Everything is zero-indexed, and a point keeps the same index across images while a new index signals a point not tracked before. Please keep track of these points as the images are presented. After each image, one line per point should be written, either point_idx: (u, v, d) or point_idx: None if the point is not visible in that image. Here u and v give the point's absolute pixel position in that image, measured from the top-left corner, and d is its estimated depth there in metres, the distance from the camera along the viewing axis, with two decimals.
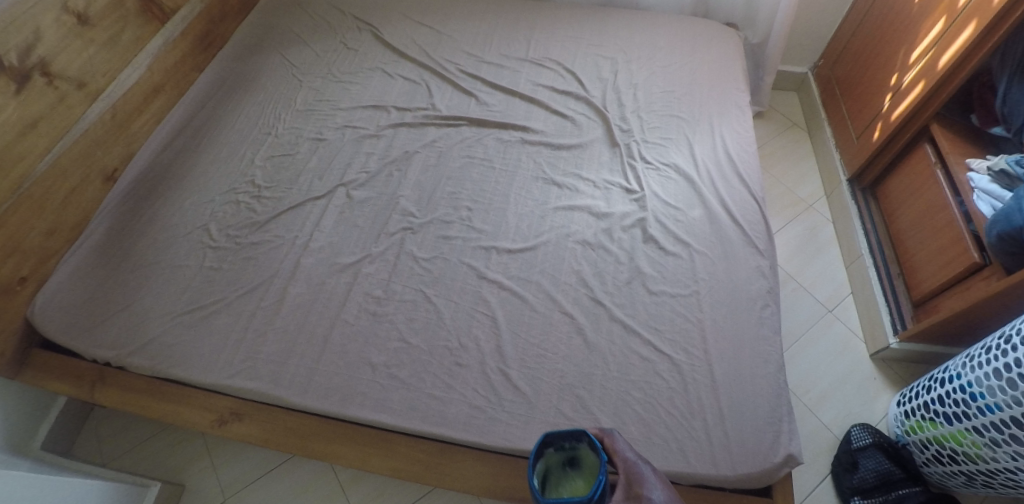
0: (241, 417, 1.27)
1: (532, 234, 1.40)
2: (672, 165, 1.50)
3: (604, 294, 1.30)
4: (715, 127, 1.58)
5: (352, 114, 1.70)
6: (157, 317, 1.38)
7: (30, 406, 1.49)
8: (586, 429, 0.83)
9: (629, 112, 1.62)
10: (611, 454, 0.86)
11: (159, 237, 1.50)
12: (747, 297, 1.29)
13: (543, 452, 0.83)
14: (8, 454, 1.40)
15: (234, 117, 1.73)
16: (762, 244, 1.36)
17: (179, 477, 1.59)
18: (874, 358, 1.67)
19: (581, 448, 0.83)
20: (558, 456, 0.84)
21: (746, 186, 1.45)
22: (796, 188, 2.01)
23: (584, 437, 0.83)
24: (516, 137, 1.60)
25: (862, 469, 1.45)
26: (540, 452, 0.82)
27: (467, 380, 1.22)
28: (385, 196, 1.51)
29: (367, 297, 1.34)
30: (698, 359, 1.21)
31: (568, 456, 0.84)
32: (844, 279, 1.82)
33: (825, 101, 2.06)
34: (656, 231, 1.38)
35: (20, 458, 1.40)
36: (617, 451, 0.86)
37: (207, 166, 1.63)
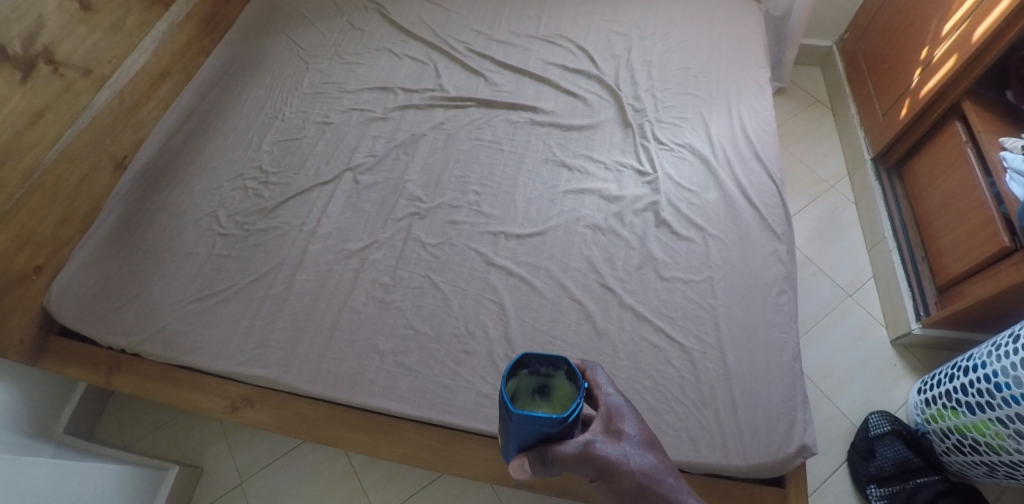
0: (253, 404, 1.27)
1: (541, 218, 1.37)
2: (686, 146, 1.46)
3: (614, 280, 1.27)
4: (733, 105, 1.53)
5: (359, 96, 1.67)
6: (169, 305, 1.39)
7: (52, 391, 1.52)
8: (567, 358, 0.77)
9: (642, 91, 1.57)
10: (590, 386, 0.86)
11: (170, 224, 1.51)
12: (762, 283, 1.25)
13: (517, 373, 0.76)
14: (32, 438, 1.43)
15: (242, 101, 1.72)
16: (779, 228, 1.32)
17: (197, 460, 1.62)
18: (895, 344, 1.63)
19: (556, 377, 0.77)
20: (529, 380, 0.77)
21: (763, 167, 1.40)
22: (817, 167, 1.94)
23: (564, 365, 0.76)
24: (525, 118, 1.56)
25: (880, 457, 1.42)
26: (514, 371, 0.76)
27: (475, 367, 1.21)
28: (392, 180, 1.49)
29: (374, 283, 1.33)
30: (710, 347, 1.18)
31: (540, 383, 0.77)
32: (865, 261, 1.76)
33: (850, 76, 1.98)
34: (669, 214, 1.34)
35: (43, 442, 1.44)
36: (597, 383, 0.86)
37: (216, 152, 1.62)
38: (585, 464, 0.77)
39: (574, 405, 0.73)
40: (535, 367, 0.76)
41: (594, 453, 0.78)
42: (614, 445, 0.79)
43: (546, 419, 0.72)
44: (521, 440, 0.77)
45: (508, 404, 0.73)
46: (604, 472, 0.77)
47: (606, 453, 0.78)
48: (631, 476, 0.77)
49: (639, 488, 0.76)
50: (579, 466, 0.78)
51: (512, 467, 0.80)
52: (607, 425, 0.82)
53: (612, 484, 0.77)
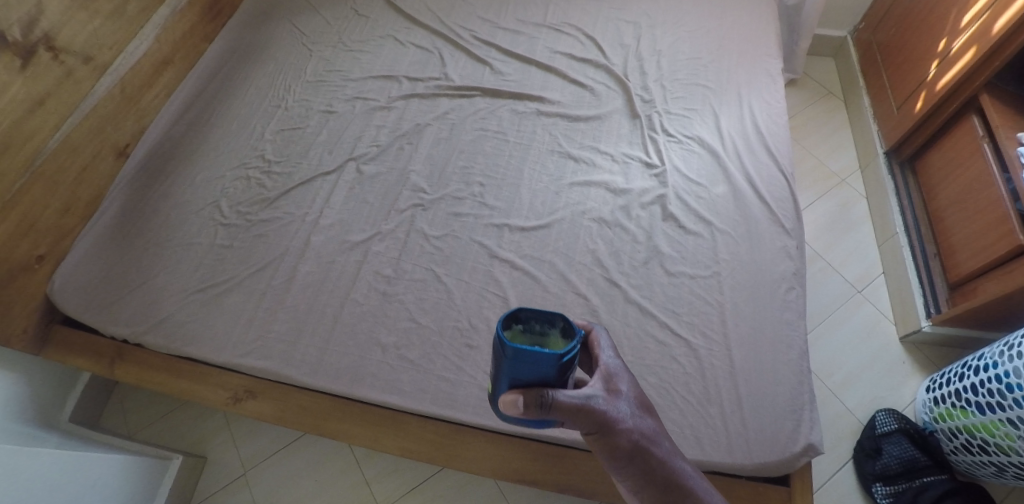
0: (255, 395, 1.27)
1: (546, 211, 1.35)
2: (695, 138, 1.43)
3: (619, 275, 1.25)
4: (744, 97, 1.50)
5: (363, 85, 1.65)
6: (171, 296, 1.38)
7: (56, 380, 1.52)
8: (563, 315, 0.75)
9: (651, 81, 1.54)
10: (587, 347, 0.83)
11: (172, 214, 1.50)
12: (771, 279, 1.23)
13: (510, 326, 0.74)
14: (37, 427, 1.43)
15: (245, 89, 1.70)
16: (789, 223, 1.29)
17: (200, 450, 1.62)
18: (904, 341, 1.61)
19: (550, 335, 0.74)
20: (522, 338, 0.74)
21: (773, 161, 1.38)
22: (828, 161, 1.91)
23: (559, 321, 0.74)
24: (531, 109, 1.53)
25: (886, 456, 1.41)
26: (508, 324, 0.74)
27: (477, 362, 1.19)
28: (395, 171, 1.47)
29: (377, 276, 1.32)
30: (717, 344, 1.17)
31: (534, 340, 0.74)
32: (876, 257, 1.74)
33: (864, 67, 1.94)
34: (676, 208, 1.32)
35: (48, 431, 1.44)
36: (597, 342, 0.83)
37: (218, 141, 1.61)
38: (586, 418, 0.73)
39: (573, 346, 0.71)
40: (527, 323, 0.74)
41: (597, 408, 0.74)
42: (615, 403, 0.75)
43: (541, 354, 0.70)
44: (515, 380, 0.73)
45: (504, 341, 0.71)
46: (604, 428, 0.74)
47: (609, 410, 0.74)
48: (631, 436, 0.74)
49: (636, 449, 0.74)
50: (580, 418, 0.73)
51: (505, 401, 0.73)
52: (606, 384, 0.78)
53: (609, 442, 0.74)
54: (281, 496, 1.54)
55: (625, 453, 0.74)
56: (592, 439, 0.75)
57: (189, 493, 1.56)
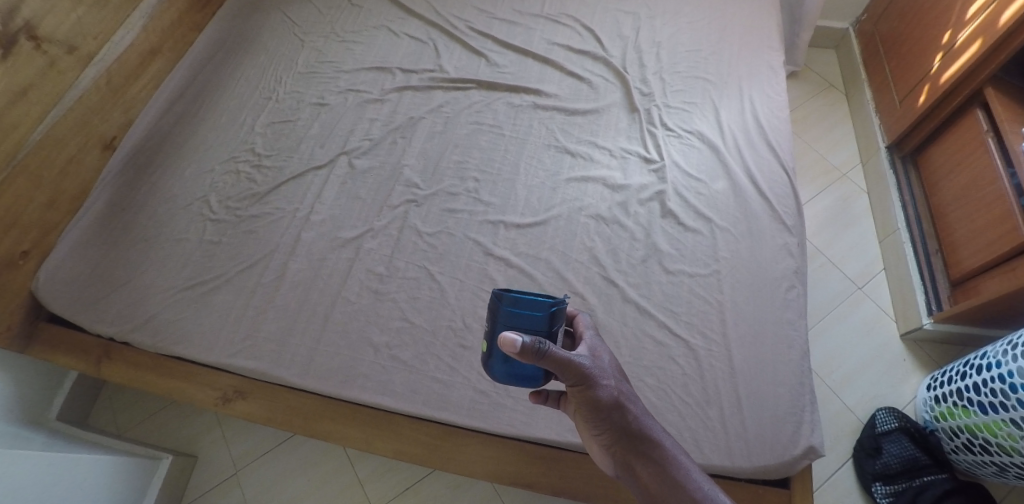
0: (244, 395, 1.24)
1: (542, 207, 1.32)
2: (695, 133, 1.40)
3: (617, 273, 1.22)
4: (745, 91, 1.47)
5: (356, 76, 1.61)
6: (158, 293, 1.35)
7: (44, 379, 1.49)
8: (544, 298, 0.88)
9: (650, 74, 1.51)
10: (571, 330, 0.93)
11: (160, 209, 1.47)
12: (771, 278, 1.20)
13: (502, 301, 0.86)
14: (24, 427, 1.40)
15: (235, 81, 1.66)
16: (790, 220, 1.27)
17: (192, 449, 1.60)
18: (904, 339, 1.59)
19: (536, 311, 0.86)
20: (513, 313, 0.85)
21: (774, 156, 1.35)
22: (829, 155, 1.88)
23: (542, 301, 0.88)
24: (528, 102, 1.50)
25: (886, 455, 1.39)
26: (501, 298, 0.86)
27: (471, 363, 1.17)
28: (388, 165, 1.44)
29: (368, 274, 1.29)
30: (716, 345, 1.14)
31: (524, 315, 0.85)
32: (876, 254, 1.71)
33: (866, 60, 1.91)
34: (675, 204, 1.29)
35: (35, 431, 1.41)
36: (579, 321, 0.93)
37: (207, 135, 1.57)
38: (574, 372, 0.82)
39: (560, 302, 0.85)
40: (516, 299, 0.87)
41: (584, 363, 0.83)
42: (598, 364, 0.85)
43: (535, 300, 0.83)
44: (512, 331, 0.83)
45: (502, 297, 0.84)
46: (588, 382, 0.83)
47: (594, 367, 0.83)
48: (611, 391, 0.84)
49: (613, 403, 0.84)
50: (568, 371, 0.82)
51: (504, 337, 0.75)
52: (589, 350, 0.88)
53: (590, 394, 0.83)
54: (273, 496, 1.52)
55: (604, 405, 0.84)
56: (576, 391, 0.84)
57: (179, 493, 1.54)
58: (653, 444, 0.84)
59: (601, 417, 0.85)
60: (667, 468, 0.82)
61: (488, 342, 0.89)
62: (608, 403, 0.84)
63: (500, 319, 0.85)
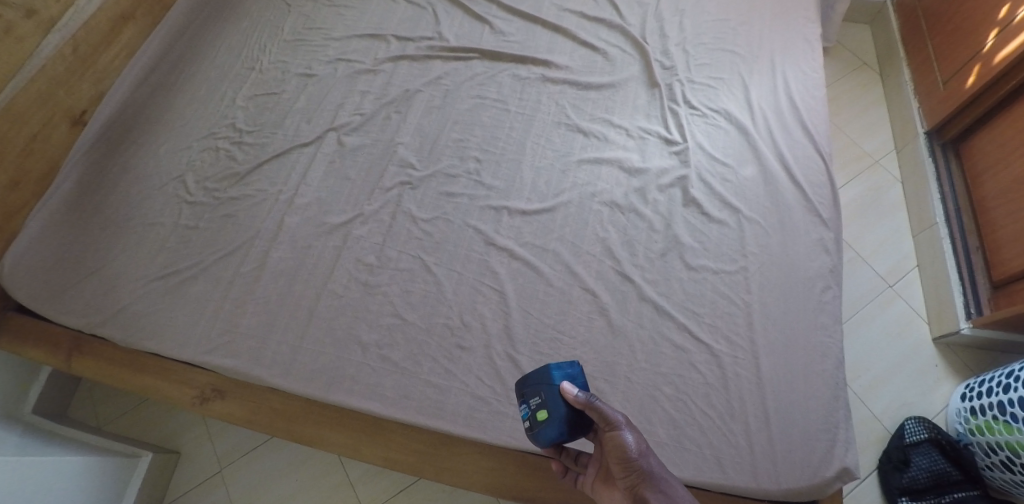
0: (223, 395, 1.14)
1: (551, 193, 1.19)
2: (722, 112, 1.27)
3: (633, 268, 1.10)
4: (777, 67, 1.33)
5: (347, 45, 1.47)
6: (130, 282, 1.24)
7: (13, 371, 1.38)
8: None
9: (672, 45, 1.37)
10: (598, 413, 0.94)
11: (133, 190, 1.35)
12: (805, 277, 1.08)
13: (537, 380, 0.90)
14: None
15: (217, 49, 1.53)
16: (826, 213, 1.14)
17: (174, 444, 1.51)
18: (937, 342, 1.47)
19: None
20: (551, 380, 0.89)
21: (809, 140, 1.22)
22: (861, 140, 1.74)
23: None
24: (536, 74, 1.36)
25: (914, 468, 1.28)
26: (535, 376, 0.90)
27: (469, 366, 1.05)
28: (381, 143, 1.31)
29: (358, 264, 1.17)
30: (743, 351, 1.02)
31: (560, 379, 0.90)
32: (910, 249, 1.58)
33: (906, 37, 1.76)
34: (699, 192, 1.16)
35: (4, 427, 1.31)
36: None
37: (186, 108, 1.45)
38: (610, 420, 0.80)
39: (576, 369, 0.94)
40: None
41: (617, 410, 0.81)
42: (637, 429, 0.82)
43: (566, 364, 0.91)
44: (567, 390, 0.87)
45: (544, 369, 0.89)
46: (618, 427, 0.79)
47: (628, 416, 0.80)
48: (639, 440, 0.78)
49: (639, 455, 0.77)
50: (600, 413, 0.81)
51: (564, 385, 0.85)
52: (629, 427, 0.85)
53: (618, 442, 0.78)
54: (259, 495, 1.44)
55: (629, 452, 0.78)
56: (605, 437, 0.80)
57: (161, 491, 1.45)
58: (677, 501, 0.74)
59: (625, 470, 0.78)
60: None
61: (548, 406, 0.86)
62: (635, 452, 0.78)
63: (548, 386, 0.87)
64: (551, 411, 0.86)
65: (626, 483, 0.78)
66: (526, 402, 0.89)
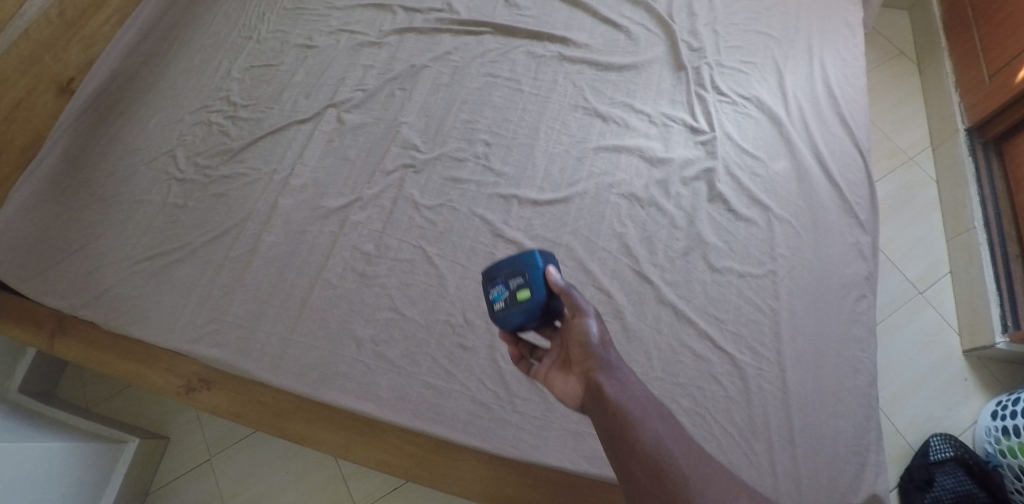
0: (210, 386, 1.07)
1: (565, 182, 1.11)
2: (753, 99, 1.18)
3: (652, 268, 1.01)
4: (814, 51, 1.23)
5: (351, 14, 1.38)
6: (115, 263, 1.17)
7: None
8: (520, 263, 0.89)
9: (701, 25, 1.27)
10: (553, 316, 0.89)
11: (120, 164, 1.27)
12: (838, 285, 1.00)
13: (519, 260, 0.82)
14: None
15: (214, 16, 1.44)
16: (863, 215, 1.06)
17: (164, 430, 1.45)
18: (969, 355, 1.38)
19: None
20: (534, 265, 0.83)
21: (848, 133, 1.13)
22: (894, 136, 1.64)
23: None
24: (552, 52, 1.26)
25: (938, 488, 1.20)
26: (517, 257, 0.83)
27: (472, 368, 0.98)
28: (384, 122, 1.23)
29: (355, 252, 1.09)
30: (768, 363, 0.94)
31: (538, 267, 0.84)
32: (942, 254, 1.48)
33: (949, 25, 1.64)
34: (726, 187, 1.08)
35: None
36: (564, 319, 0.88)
37: (180, 78, 1.36)
38: (579, 307, 0.77)
39: None
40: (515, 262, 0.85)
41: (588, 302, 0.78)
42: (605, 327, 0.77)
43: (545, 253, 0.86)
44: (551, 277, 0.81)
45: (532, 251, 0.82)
46: (585, 315, 0.76)
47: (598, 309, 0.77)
48: (603, 330, 0.74)
49: (600, 343, 0.73)
50: (570, 299, 0.77)
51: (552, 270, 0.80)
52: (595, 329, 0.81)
53: (581, 329, 0.75)
54: (250, 487, 1.38)
55: (590, 339, 0.74)
56: (570, 324, 0.77)
57: (147, 478, 1.40)
58: (631, 389, 0.69)
59: (582, 356, 0.73)
60: (640, 408, 0.67)
61: (532, 288, 0.80)
62: (596, 339, 0.74)
63: (533, 269, 0.81)
64: (532, 292, 0.80)
65: (580, 370, 0.73)
66: (503, 281, 0.82)
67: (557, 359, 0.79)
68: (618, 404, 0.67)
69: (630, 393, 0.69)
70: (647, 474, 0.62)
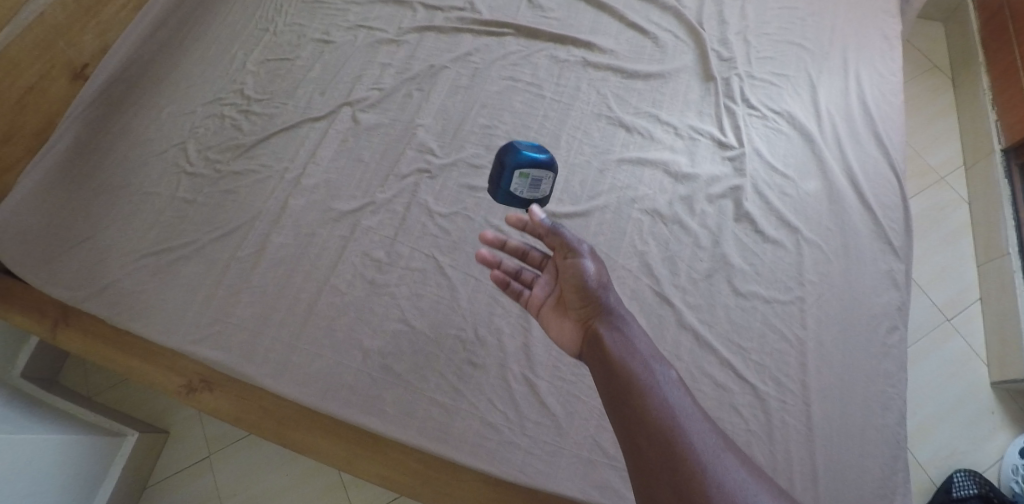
0: (212, 388, 1.04)
1: (586, 194, 1.06)
2: (785, 114, 1.13)
3: (673, 289, 0.98)
4: (850, 65, 1.18)
5: (369, 10, 1.34)
6: (121, 257, 1.14)
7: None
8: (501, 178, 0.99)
9: (732, 34, 1.22)
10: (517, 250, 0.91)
11: (131, 155, 1.24)
12: (868, 315, 0.96)
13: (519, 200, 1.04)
14: None
15: (230, 6, 1.41)
16: (898, 241, 1.01)
17: (163, 423, 1.43)
18: (996, 387, 1.33)
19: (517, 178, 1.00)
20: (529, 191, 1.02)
21: (883, 153, 1.08)
22: (925, 153, 1.57)
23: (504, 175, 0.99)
24: (576, 57, 1.21)
25: None
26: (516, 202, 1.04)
27: (481, 386, 0.94)
28: (400, 124, 1.19)
29: (365, 259, 1.05)
30: (792, 396, 0.90)
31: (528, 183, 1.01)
32: (973, 279, 1.43)
33: (988, 39, 1.58)
34: (753, 206, 1.04)
35: None
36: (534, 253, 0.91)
37: (194, 68, 1.33)
38: (572, 244, 0.81)
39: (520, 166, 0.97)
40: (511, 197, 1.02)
41: (580, 242, 0.82)
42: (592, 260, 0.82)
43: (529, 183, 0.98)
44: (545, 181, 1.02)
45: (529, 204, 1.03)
46: (579, 256, 0.80)
47: (589, 248, 0.81)
48: (599, 272, 0.78)
49: (597, 287, 0.78)
50: (562, 240, 0.81)
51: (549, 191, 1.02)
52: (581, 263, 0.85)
53: (578, 270, 0.79)
54: (248, 487, 1.35)
55: (588, 282, 0.78)
56: (563, 264, 0.80)
57: (145, 474, 1.37)
58: (631, 339, 0.75)
59: (579, 300, 0.78)
60: (640, 361, 0.72)
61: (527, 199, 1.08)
62: (593, 283, 0.78)
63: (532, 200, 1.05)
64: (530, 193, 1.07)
65: (580, 315, 0.78)
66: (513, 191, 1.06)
67: (550, 296, 0.84)
68: (618, 353, 0.73)
69: (632, 344, 0.74)
70: (651, 430, 0.66)
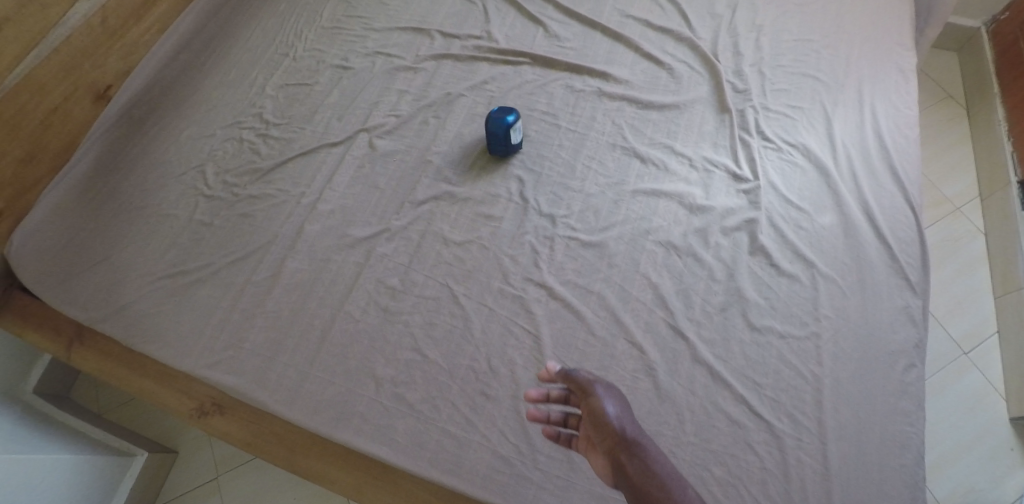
0: (223, 412, 1.04)
1: (601, 225, 1.07)
2: (800, 147, 1.13)
3: (688, 323, 0.98)
4: (865, 97, 1.18)
5: (388, 37, 1.37)
6: (137, 279, 1.15)
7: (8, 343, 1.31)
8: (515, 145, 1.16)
9: (747, 65, 1.23)
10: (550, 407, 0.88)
11: (150, 177, 1.26)
12: (884, 352, 0.95)
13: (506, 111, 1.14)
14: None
15: (252, 32, 1.45)
16: (914, 276, 1.00)
17: (172, 444, 1.43)
18: (1016, 424, 1.30)
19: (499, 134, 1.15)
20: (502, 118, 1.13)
21: (899, 187, 1.08)
22: (940, 184, 1.57)
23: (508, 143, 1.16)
24: (592, 87, 1.23)
25: None
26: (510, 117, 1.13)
27: (494, 418, 0.94)
28: (416, 151, 1.20)
29: (380, 286, 1.06)
30: (808, 434, 0.89)
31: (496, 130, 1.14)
32: (990, 312, 1.41)
33: (1003, 70, 1.58)
34: (768, 240, 1.04)
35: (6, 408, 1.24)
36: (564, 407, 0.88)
37: (214, 92, 1.36)
38: (586, 385, 0.80)
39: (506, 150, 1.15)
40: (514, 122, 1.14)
41: (594, 381, 0.81)
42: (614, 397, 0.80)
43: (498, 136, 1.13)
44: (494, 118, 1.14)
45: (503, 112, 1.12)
46: (595, 394, 0.79)
47: (605, 384, 0.80)
48: (616, 407, 0.77)
49: (617, 420, 0.76)
50: (576, 382, 0.81)
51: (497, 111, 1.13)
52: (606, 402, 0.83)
53: (594, 409, 0.77)
54: None
55: (606, 418, 0.76)
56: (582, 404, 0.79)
57: (152, 494, 1.37)
58: (654, 469, 0.71)
59: (600, 435, 0.76)
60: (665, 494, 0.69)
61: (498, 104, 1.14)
62: (611, 417, 0.76)
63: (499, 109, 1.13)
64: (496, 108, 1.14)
65: (603, 450, 0.75)
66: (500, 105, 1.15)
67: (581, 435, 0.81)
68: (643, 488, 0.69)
69: (654, 475, 0.71)
70: None
